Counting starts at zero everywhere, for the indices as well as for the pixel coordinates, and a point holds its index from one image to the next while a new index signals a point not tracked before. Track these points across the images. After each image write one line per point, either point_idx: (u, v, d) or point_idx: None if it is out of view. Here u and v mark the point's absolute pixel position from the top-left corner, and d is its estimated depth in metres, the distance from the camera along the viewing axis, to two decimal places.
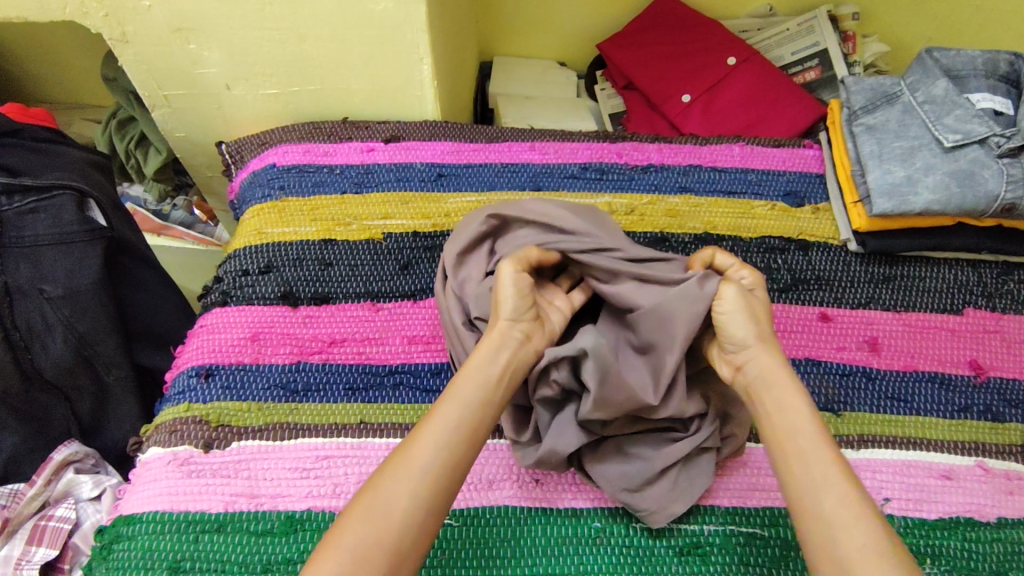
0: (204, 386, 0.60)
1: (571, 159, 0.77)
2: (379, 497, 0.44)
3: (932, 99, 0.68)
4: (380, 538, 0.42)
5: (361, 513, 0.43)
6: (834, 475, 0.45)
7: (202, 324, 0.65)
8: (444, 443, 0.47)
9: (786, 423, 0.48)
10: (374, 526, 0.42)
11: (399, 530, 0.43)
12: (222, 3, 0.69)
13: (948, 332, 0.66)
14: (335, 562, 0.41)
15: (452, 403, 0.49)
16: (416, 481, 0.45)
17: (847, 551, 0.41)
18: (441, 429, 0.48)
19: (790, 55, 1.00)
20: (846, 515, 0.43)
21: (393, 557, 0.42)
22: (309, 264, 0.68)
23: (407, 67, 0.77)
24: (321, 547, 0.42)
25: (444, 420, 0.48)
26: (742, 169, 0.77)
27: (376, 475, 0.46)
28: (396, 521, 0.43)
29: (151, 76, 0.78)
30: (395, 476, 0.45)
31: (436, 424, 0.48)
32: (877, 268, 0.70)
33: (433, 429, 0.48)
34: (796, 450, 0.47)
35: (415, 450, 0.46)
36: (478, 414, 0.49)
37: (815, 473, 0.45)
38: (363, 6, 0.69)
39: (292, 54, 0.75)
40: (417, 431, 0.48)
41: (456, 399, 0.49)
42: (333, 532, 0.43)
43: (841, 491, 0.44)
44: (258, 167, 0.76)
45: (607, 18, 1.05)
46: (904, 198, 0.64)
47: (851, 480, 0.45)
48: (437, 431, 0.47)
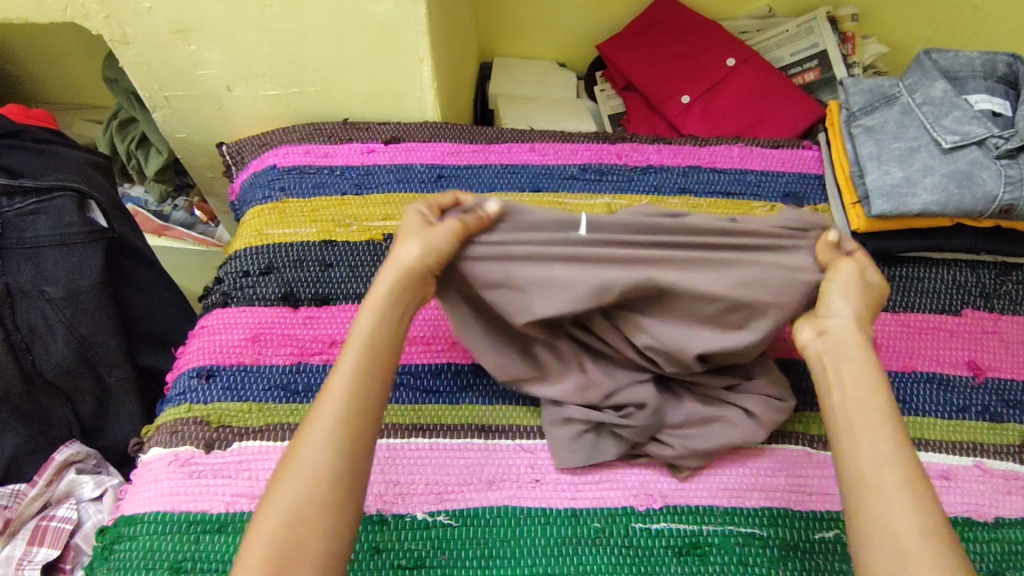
0: (205, 387, 0.61)
1: (570, 160, 0.78)
2: (303, 453, 0.45)
3: (930, 101, 0.68)
4: (314, 488, 0.44)
5: (291, 470, 0.45)
6: (888, 448, 0.44)
7: (204, 325, 0.65)
8: (354, 382, 0.48)
9: (857, 397, 0.47)
10: (309, 478, 0.44)
11: (331, 474, 0.44)
12: (222, 5, 0.69)
13: (946, 333, 0.66)
14: (270, 522, 0.42)
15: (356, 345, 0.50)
16: (336, 425, 0.46)
17: (894, 521, 0.41)
18: (352, 370, 0.49)
19: (790, 56, 1.00)
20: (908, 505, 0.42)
21: (330, 504, 0.44)
22: (310, 265, 0.69)
23: (407, 68, 0.77)
24: (260, 510, 0.44)
25: (350, 363, 0.49)
26: (741, 170, 0.77)
27: (297, 432, 0.47)
28: (325, 469, 0.45)
29: (152, 77, 0.78)
30: (313, 429, 0.46)
31: (345, 368, 0.49)
32: (876, 269, 0.70)
33: (343, 373, 0.49)
34: (859, 427, 0.46)
35: (329, 400, 0.48)
36: (384, 349, 0.51)
37: (872, 447, 0.45)
38: (363, 8, 0.70)
39: (292, 56, 0.75)
40: (328, 380, 0.49)
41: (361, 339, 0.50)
42: (270, 492, 0.44)
43: (892, 464, 0.44)
44: (259, 168, 0.77)
45: (607, 19, 1.06)
46: (903, 199, 0.64)
47: (913, 464, 0.44)
48: (348, 375, 0.49)
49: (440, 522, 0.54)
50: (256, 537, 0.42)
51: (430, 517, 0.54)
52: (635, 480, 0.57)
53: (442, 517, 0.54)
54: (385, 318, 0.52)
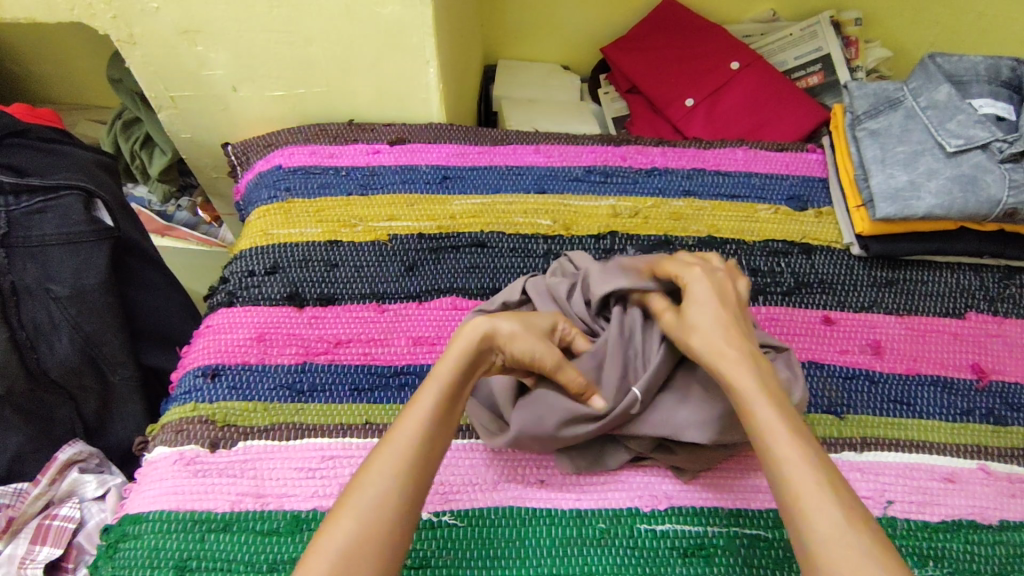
0: (211, 386, 0.61)
1: (575, 162, 0.78)
2: (365, 487, 0.45)
3: (934, 105, 0.69)
4: (373, 526, 0.44)
5: (351, 504, 0.45)
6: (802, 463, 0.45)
7: (209, 324, 0.65)
8: (426, 424, 0.49)
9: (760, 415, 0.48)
10: (371, 512, 0.44)
11: (395, 513, 0.45)
12: (230, 5, 0.69)
13: (950, 336, 0.66)
14: (329, 551, 0.42)
15: (431, 389, 0.51)
16: (402, 469, 0.47)
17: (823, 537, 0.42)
18: (423, 416, 0.49)
19: (793, 60, 1.00)
20: (817, 502, 0.43)
21: (387, 544, 0.44)
22: (315, 265, 0.69)
23: (412, 70, 0.77)
24: (315, 539, 0.44)
25: (424, 409, 0.50)
26: (746, 173, 0.77)
27: (361, 467, 0.47)
28: (389, 510, 0.45)
29: (158, 77, 0.78)
30: (381, 468, 0.46)
31: (416, 413, 0.50)
32: (880, 272, 0.70)
33: (417, 412, 0.50)
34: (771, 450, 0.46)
35: (396, 442, 0.48)
36: (458, 391, 0.52)
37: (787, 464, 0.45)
38: (370, 9, 0.70)
39: (298, 56, 0.76)
40: (398, 423, 0.49)
41: (440, 385, 0.51)
42: (330, 518, 0.45)
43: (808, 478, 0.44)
44: (264, 168, 0.77)
45: (611, 22, 1.06)
46: (907, 203, 0.64)
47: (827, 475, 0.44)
48: (417, 420, 0.49)
49: (445, 522, 0.54)
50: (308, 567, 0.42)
51: (435, 517, 0.54)
52: (639, 481, 0.57)
53: (447, 518, 0.54)
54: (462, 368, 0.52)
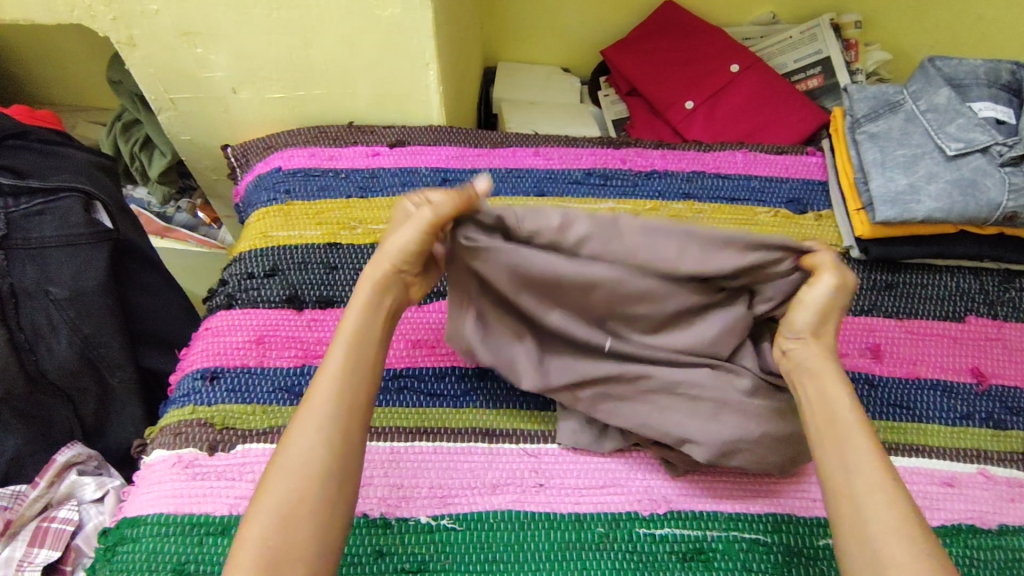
0: (209, 389, 0.61)
1: (574, 165, 0.78)
2: (289, 453, 0.45)
3: (934, 108, 0.68)
4: (306, 483, 0.44)
5: (281, 467, 0.45)
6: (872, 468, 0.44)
7: (207, 327, 0.65)
8: (339, 377, 0.49)
9: (833, 417, 0.47)
10: (297, 480, 0.44)
11: (321, 476, 0.45)
12: (230, 8, 0.69)
13: (950, 340, 0.66)
14: (261, 523, 0.43)
15: (343, 341, 0.51)
16: (324, 423, 0.47)
17: (881, 539, 0.41)
18: (338, 368, 0.49)
19: (793, 62, 1.00)
20: (879, 501, 0.42)
21: (326, 497, 0.45)
22: (314, 268, 0.69)
23: (412, 72, 0.77)
24: (253, 505, 0.44)
25: (336, 361, 0.50)
26: (745, 176, 0.77)
27: (285, 430, 0.47)
28: (316, 463, 0.45)
29: (158, 79, 0.78)
30: (301, 428, 0.46)
31: (330, 367, 0.49)
32: (880, 275, 0.70)
33: (328, 371, 0.49)
34: (838, 448, 0.45)
35: (316, 398, 0.48)
36: (373, 339, 0.52)
37: (854, 465, 0.44)
38: (370, 11, 0.70)
39: (298, 59, 0.76)
40: (315, 379, 0.49)
41: (349, 336, 0.51)
42: (262, 489, 0.45)
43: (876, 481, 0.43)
44: (264, 170, 0.77)
45: (611, 24, 1.06)
46: (907, 206, 0.64)
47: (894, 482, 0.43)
48: (334, 373, 0.49)
49: (443, 526, 0.54)
50: (250, 530, 0.43)
51: (433, 521, 0.54)
52: (639, 485, 0.57)
53: (445, 521, 0.54)
54: (369, 315, 0.52)
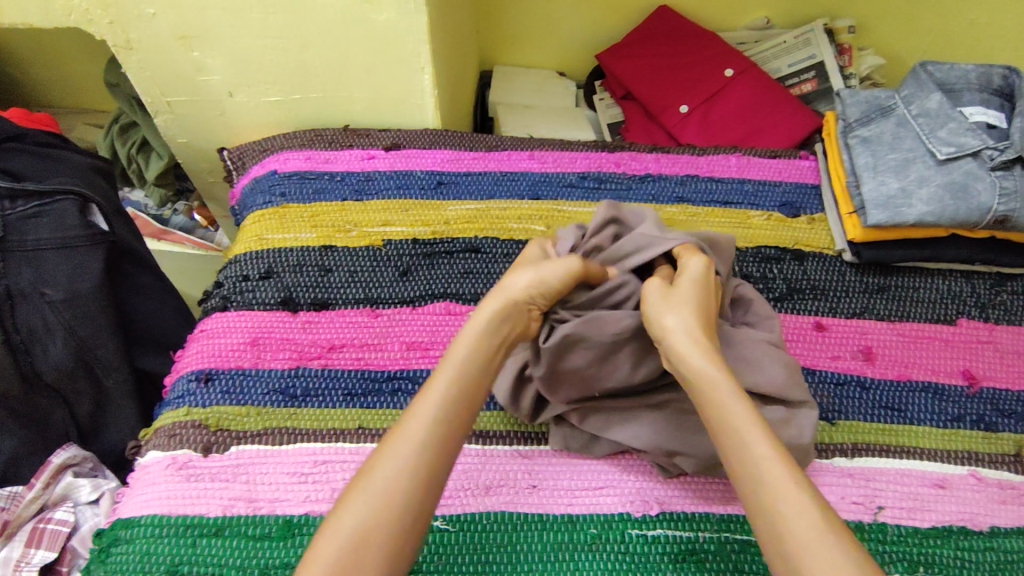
0: (204, 391, 0.61)
1: (569, 168, 0.78)
2: (372, 480, 0.42)
3: (926, 113, 0.69)
4: (385, 515, 0.41)
5: (362, 488, 0.42)
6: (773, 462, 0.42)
7: (203, 329, 0.66)
8: (440, 409, 0.46)
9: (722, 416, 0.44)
10: (375, 507, 0.41)
11: (400, 507, 0.41)
12: (226, 11, 0.70)
13: (942, 342, 0.67)
14: (331, 548, 0.39)
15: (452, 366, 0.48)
16: (418, 452, 0.43)
17: (793, 538, 0.39)
18: (440, 401, 0.46)
19: (786, 67, 1.01)
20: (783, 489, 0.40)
21: (403, 529, 0.41)
22: (309, 271, 0.69)
23: (408, 76, 0.78)
24: (322, 529, 0.41)
25: (441, 390, 0.47)
26: (739, 179, 0.78)
27: (373, 452, 0.44)
28: (402, 492, 0.42)
29: (154, 82, 0.79)
30: (395, 452, 0.43)
31: (432, 397, 0.46)
32: (872, 278, 0.70)
33: (431, 399, 0.46)
34: (738, 452, 0.43)
35: (415, 424, 0.45)
36: (478, 376, 0.48)
37: (753, 467, 0.42)
38: (366, 15, 0.70)
39: (294, 62, 0.76)
40: (415, 403, 0.46)
41: (458, 364, 0.48)
42: (334, 514, 0.41)
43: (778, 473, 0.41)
44: (260, 173, 0.77)
45: (607, 28, 1.07)
46: (898, 209, 0.64)
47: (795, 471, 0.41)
48: (438, 400, 0.46)
49: (437, 527, 0.54)
50: (319, 548, 0.40)
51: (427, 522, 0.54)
52: (631, 486, 0.57)
53: (438, 523, 0.54)
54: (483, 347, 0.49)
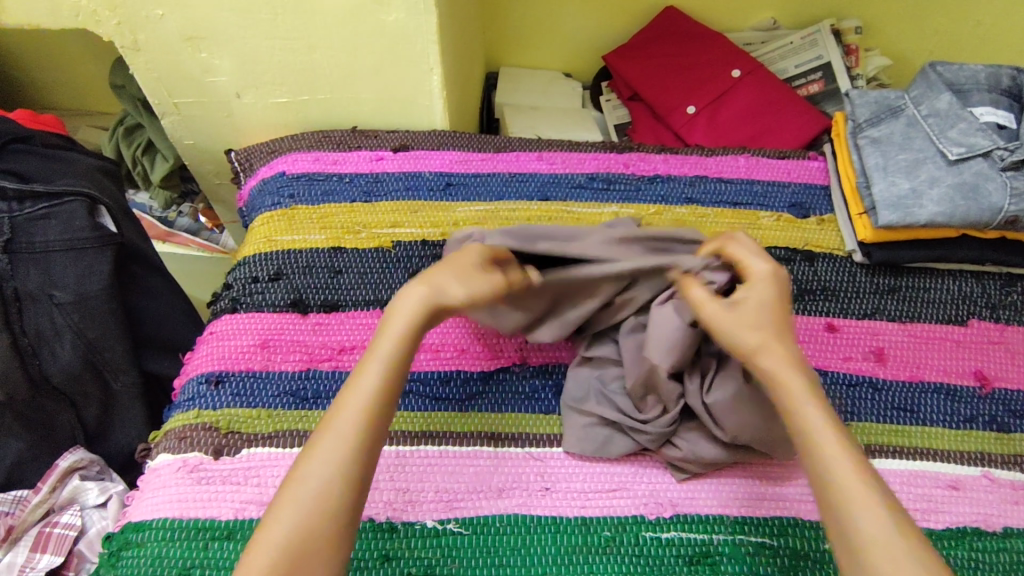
0: (214, 393, 0.60)
1: (578, 169, 0.78)
2: (300, 485, 0.45)
3: (936, 113, 0.69)
4: (313, 520, 0.44)
5: (284, 509, 0.44)
6: (842, 464, 0.45)
7: (212, 331, 0.65)
8: (362, 410, 0.48)
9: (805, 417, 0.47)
10: (303, 514, 0.44)
11: (326, 507, 0.44)
12: (234, 11, 0.70)
13: (953, 343, 0.67)
14: (265, 552, 0.43)
15: (358, 389, 0.49)
16: (337, 457, 0.46)
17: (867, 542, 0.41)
18: (357, 404, 0.48)
19: (793, 68, 1.00)
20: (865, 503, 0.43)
21: (334, 527, 0.44)
22: (319, 272, 0.69)
23: (416, 77, 0.77)
24: (255, 536, 0.44)
25: (364, 389, 0.49)
26: (748, 180, 0.77)
27: (300, 457, 0.47)
28: (328, 501, 0.45)
29: (162, 83, 0.79)
30: (318, 455, 0.46)
31: (350, 400, 0.49)
32: (883, 279, 0.70)
33: (352, 399, 0.49)
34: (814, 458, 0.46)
35: (330, 439, 0.47)
36: (400, 370, 0.51)
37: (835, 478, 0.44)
38: (375, 16, 0.70)
39: (302, 63, 0.76)
40: (336, 406, 0.49)
41: (387, 358, 0.51)
42: (265, 523, 0.44)
43: (850, 479, 0.44)
44: (268, 175, 0.78)
45: (613, 29, 1.06)
46: (909, 210, 0.64)
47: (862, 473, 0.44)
48: (349, 413, 0.48)
49: (449, 530, 0.54)
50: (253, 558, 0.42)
51: (440, 525, 0.54)
52: (645, 488, 0.57)
53: (451, 525, 0.54)
54: (392, 373, 0.50)
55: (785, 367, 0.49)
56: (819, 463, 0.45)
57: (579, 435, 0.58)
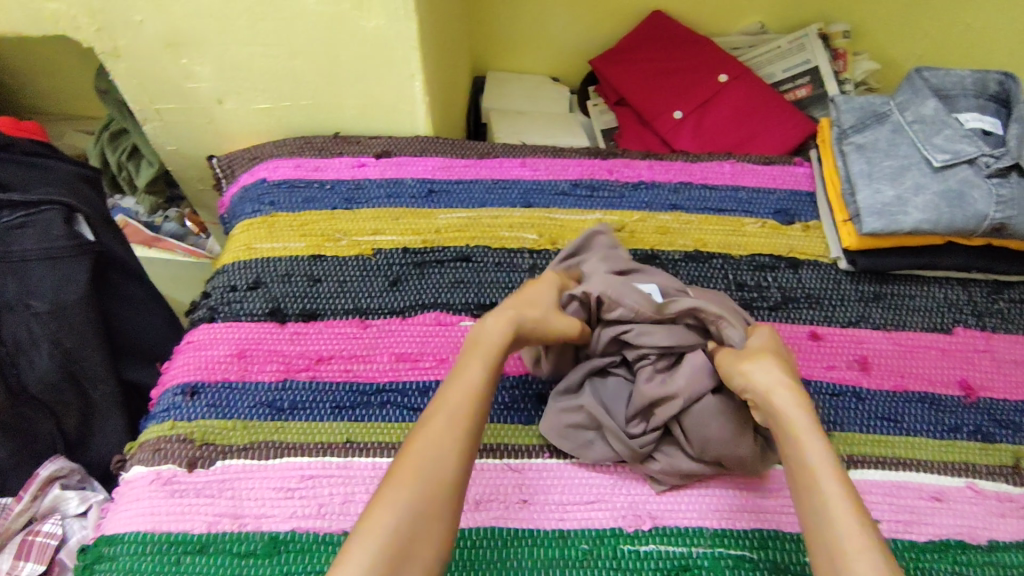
0: (190, 404, 0.60)
1: (561, 176, 0.78)
2: (417, 465, 0.46)
3: (921, 119, 0.68)
4: (429, 502, 0.44)
5: (386, 510, 0.43)
6: (829, 487, 0.45)
7: (189, 340, 0.65)
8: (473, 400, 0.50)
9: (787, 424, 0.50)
10: (423, 492, 0.44)
11: (441, 489, 0.45)
12: (213, 18, 0.69)
13: (938, 351, 0.66)
14: (382, 526, 0.42)
15: (454, 400, 0.50)
16: (450, 444, 0.47)
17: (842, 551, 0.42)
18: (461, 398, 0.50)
19: (781, 72, 0.99)
20: (847, 521, 0.43)
21: (445, 512, 0.45)
22: (298, 281, 0.68)
23: (398, 83, 0.76)
24: (365, 515, 0.43)
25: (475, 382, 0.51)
26: (733, 187, 0.77)
27: (407, 443, 0.48)
28: (445, 485, 0.45)
29: (142, 89, 0.78)
30: (429, 438, 0.47)
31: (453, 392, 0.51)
32: (867, 286, 0.69)
33: (464, 388, 0.51)
34: (805, 479, 0.47)
35: (439, 424, 0.48)
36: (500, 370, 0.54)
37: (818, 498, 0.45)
38: (355, 22, 0.69)
39: (282, 69, 0.75)
40: (445, 394, 0.51)
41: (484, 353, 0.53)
42: (372, 503, 0.44)
43: (827, 477, 0.46)
44: (248, 182, 0.77)
45: (600, 34, 1.06)
46: (894, 217, 0.64)
47: (845, 483, 0.46)
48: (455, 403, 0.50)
49: None
50: (358, 544, 0.41)
51: None
52: (624, 500, 0.56)
53: None
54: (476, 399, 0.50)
55: (791, 403, 0.51)
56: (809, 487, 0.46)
57: (560, 429, 0.58)
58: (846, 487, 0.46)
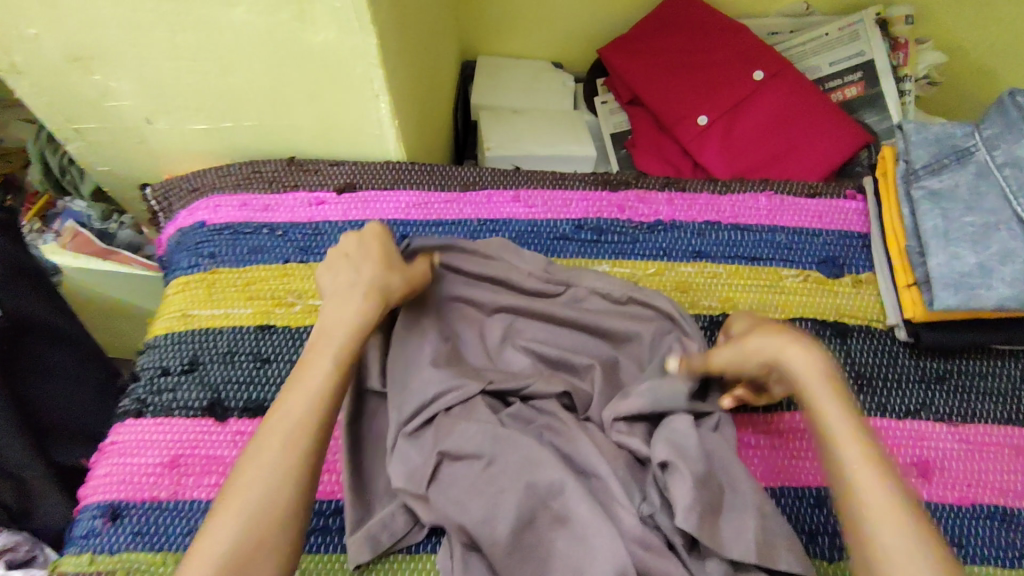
0: (110, 532, 0.50)
1: (562, 214, 0.64)
2: (245, 488, 0.41)
3: (1015, 162, 0.54)
4: (257, 527, 0.40)
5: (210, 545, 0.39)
6: (865, 472, 0.39)
7: (114, 440, 0.54)
8: (313, 405, 0.44)
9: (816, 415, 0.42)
10: (248, 518, 0.40)
11: (274, 513, 0.40)
12: (121, 28, 0.55)
13: (1013, 452, 0.54)
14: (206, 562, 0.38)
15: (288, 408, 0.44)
16: (285, 456, 0.42)
17: (880, 549, 0.36)
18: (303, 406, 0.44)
19: (827, 66, 0.83)
20: (877, 512, 0.37)
21: (280, 533, 0.40)
22: (243, 362, 0.57)
23: (360, 103, 0.62)
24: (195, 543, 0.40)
25: (315, 381, 0.45)
26: (769, 228, 0.64)
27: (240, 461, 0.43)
28: (278, 502, 0.41)
29: (56, 108, 0.65)
30: (260, 455, 0.42)
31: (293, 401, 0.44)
32: (930, 364, 0.57)
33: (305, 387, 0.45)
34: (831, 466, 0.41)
35: (272, 436, 0.43)
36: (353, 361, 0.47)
37: (846, 485, 0.39)
38: (299, 36, 0.55)
39: (217, 88, 0.61)
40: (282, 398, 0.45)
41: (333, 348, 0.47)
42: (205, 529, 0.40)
43: (859, 459, 0.40)
44: (187, 224, 0.64)
45: (613, 13, 0.89)
46: (974, 292, 0.51)
47: (879, 461, 0.40)
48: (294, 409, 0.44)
49: None
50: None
51: None
52: None
53: None
54: (334, 379, 0.46)
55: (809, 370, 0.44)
56: (834, 470, 0.40)
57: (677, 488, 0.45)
58: (881, 466, 0.39)
